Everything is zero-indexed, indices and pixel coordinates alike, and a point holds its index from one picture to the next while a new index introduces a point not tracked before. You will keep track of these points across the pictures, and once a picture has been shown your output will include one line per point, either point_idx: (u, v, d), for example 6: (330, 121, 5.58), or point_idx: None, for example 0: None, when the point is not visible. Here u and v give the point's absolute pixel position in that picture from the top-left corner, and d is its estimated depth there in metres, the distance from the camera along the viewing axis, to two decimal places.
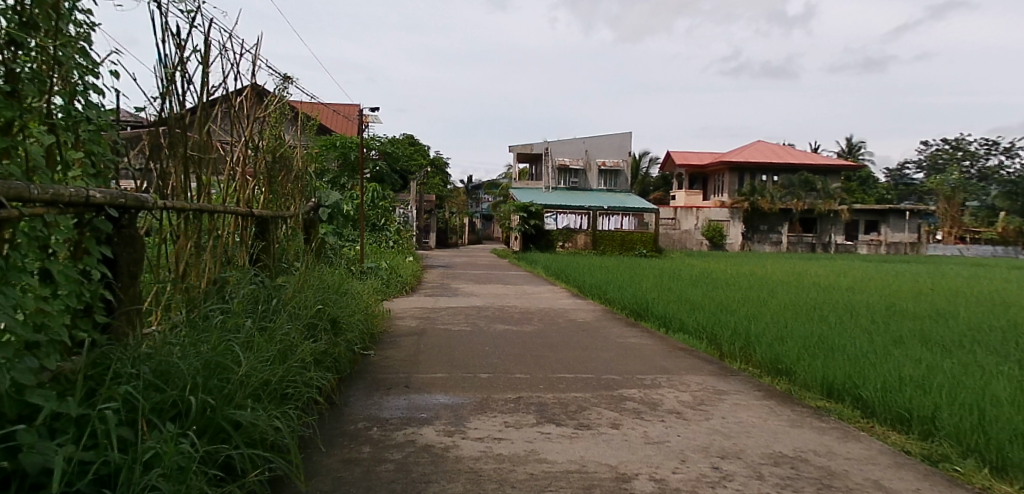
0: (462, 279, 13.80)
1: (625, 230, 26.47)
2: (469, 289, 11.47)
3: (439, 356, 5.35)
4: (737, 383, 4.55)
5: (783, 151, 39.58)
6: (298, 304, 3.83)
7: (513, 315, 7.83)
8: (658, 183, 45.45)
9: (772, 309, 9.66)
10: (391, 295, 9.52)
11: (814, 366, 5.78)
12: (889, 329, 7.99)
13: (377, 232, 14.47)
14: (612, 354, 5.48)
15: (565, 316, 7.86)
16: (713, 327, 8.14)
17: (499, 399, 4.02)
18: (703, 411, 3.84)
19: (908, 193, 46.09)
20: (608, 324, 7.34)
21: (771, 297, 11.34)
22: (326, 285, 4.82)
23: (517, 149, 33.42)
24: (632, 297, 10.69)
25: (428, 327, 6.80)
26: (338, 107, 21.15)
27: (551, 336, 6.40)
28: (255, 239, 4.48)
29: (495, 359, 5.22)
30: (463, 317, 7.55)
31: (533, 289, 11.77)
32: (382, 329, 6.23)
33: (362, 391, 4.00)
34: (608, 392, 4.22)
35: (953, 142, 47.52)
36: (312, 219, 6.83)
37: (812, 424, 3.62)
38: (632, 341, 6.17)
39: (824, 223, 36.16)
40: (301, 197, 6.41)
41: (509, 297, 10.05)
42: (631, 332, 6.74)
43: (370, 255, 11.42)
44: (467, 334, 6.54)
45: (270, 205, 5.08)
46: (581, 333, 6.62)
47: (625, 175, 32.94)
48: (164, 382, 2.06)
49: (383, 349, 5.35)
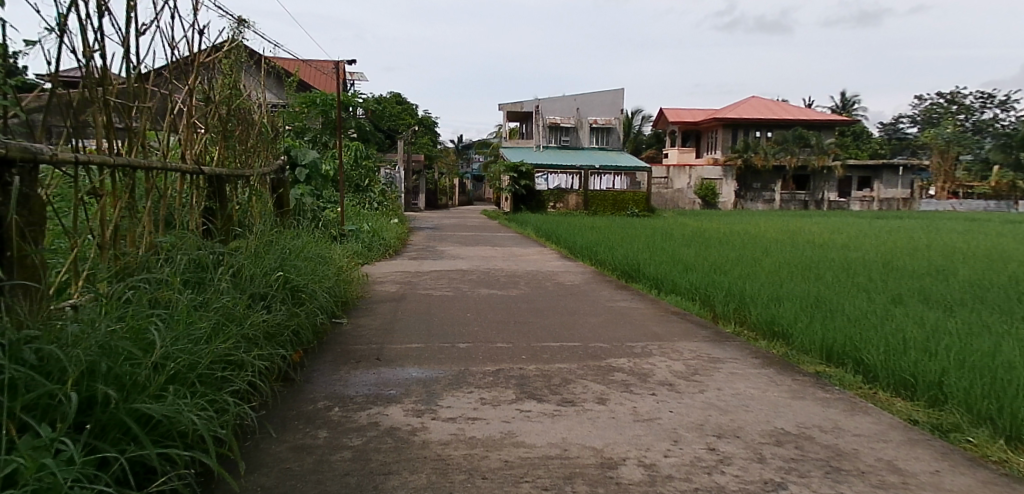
0: (450, 241, 13.43)
1: (616, 190, 26.10)
2: (455, 251, 11.12)
3: (417, 324, 5.03)
4: (733, 349, 4.26)
5: (778, 107, 38.98)
6: (250, 269, 3.50)
7: (499, 279, 7.50)
8: (650, 141, 44.80)
9: (768, 268, 9.41)
10: (373, 259, 9.16)
11: (812, 328, 5.53)
12: (888, 287, 7.74)
13: (361, 193, 14.05)
14: (600, 320, 5.17)
15: (553, 280, 7.55)
16: (707, 287, 7.87)
17: (477, 372, 3.71)
18: (697, 382, 3.55)
19: (902, 148, 45.75)
20: (597, 287, 7.03)
21: (767, 256, 11.07)
22: (291, 248, 4.48)
23: (506, 107, 32.66)
24: (625, 258, 10.40)
25: (408, 293, 6.48)
26: (319, 63, 20.42)
27: (536, 301, 6.10)
28: (207, 199, 4.13)
29: (476, 327, 4.91)
30: (446, 282, 7.22)
31: (522, 251, 11.43)
32: (359, 296, 5.90)
33: (327, 365, 3.69)
34: (595, 363, 3.92)
35: (948, 96, 46.95)
36: (281, 176, 6.42)
37: (814, 395, 3.33)
38: (621, 304, 5.88)
39: (817, 181, 35.89)
40: (267, 155, 6.00)
41: (497, 260, 9.71)
42: (621, 295, 6.44)
43: (352, 218, 11.02)
44: (448, 299, 6.23)
45: (227, 162, 4.69)
46: (569, 297, 6.32)
47: (617, 132, 32.32)
48: (53, 372, 1.73)
49: (358, 318, 5.03)
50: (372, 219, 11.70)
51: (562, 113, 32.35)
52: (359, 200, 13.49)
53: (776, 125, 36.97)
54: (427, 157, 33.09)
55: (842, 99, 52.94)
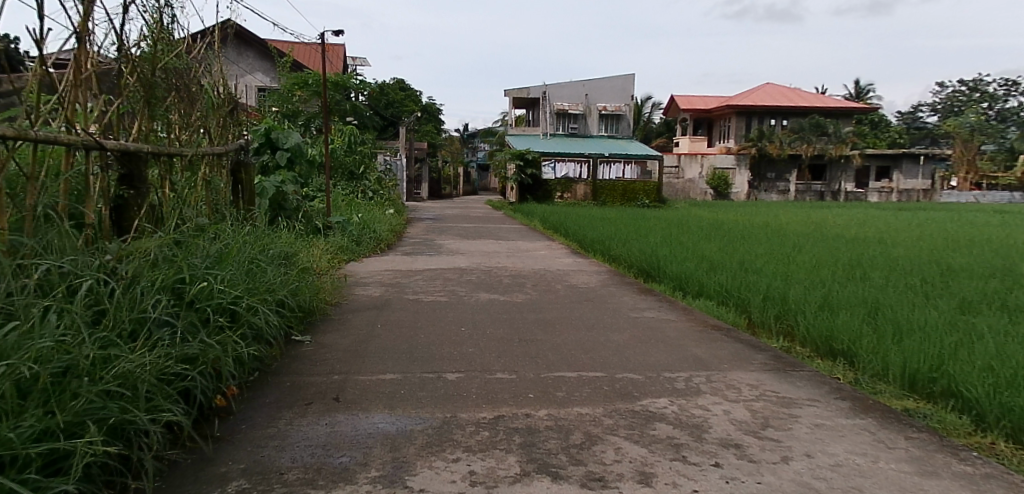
0: (451, 233, 12.43)
1: (626, 180, 25.01)
2: (456, 245, 10.12)
3: (396, 342, 4.02)
4: (807, 384, 3.23)
5: (793, 95, 37.64)
6: (146, 283, 2.53)
7: (501, 280, 6.48)
8: (661, 129, 43.54)
9: (805, 267, 8.39)
10: (361, 255, 8.18)
11: (882, 347, 4.51)
12: (952, 291, 6.70)
13: (355, 182, 13.08)
14: (625, 338, 4.17)
15: (565, 281, 6.54)
16: (742, 290, 6.86)
17: (466, 422, 2.70)
18: (774, 442, 2.53)
19: (922, 138, 44.38)
20: (616, 290, 6.02)
21: (799, 253, 10.03)
22: (230, 250, 3.52)
23: (512, 94, 31.52)
24: (643, 253, 9.41)
25: (393, 298, 5.47)
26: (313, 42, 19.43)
27: (546, 310, 5.07)
28: (115, 184, 3.17)
29: (471, 347, 3.90)
30: (439, 284, 6.20)
31: (528, 245, 10.42)
32: (332, 304, 4.91)
33: (263, 415, 2.70)
34: (627, 406, 2.92)
35: (970, 83, 45.32)
36: (243, 159, 5.39)
37: (949, 471, 2.31)
38: (649, 315, 4.86)
39: (834, 171, 34.81)
40: (225, 135, 5.00)
41: (500, 256, 8.70)
42: (646, 301, 5.42)
43: (341, 208, 10.03)
44: (440, 307, 5.21)
45: (154, 140, 3.73)
46: (583, 305, 5.30)
47: (628, 119, 31.14)
48: None
49: (324, 335, 4.04)
50: (364, 209, 10.73)
51: (570, 99, 31.19)
52: (351, 189, 12.51)
53: (792, 113, 35.70)
54: (431, 145, 32.08)
55: (857, 87, 51.47)
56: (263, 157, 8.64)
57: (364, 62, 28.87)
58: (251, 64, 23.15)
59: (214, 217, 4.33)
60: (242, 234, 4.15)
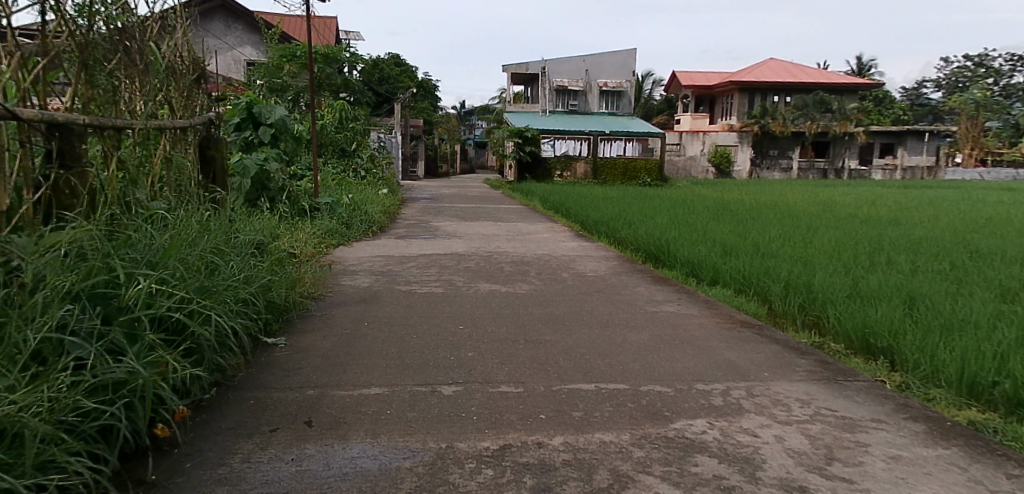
0: (447, 214, 11.89)
1: (627, 157, 24.41)
2: (452, 227, 9.60)
3: (384, 344, 3.50)
4: (867, 400, 2.72)
5: (798, 70, 36.85)
6: (55, 291, 2.01)
7: (502, 268, 5.96)
8: (662, 106, 42.74)
9: (825, 251, 7.89)
10: (351, 239, 7.65)
11: (929, 342, 4.03)
12: (987, 277, 6.23)
13: (346, 160, 12.52)
14: (645, 338, 3.67)
15: (571, 268, 6.04)
16: (761, 276, 6.37)
17: (464, 457, 2.20)
18: (849, 485, 2.03)
19: (926, 114, 43.67)
20: (627, 279, 5.53)
21: (815, 235, 9.52)
22: (185, 241, 3.00)
23: (510, 69, 30.69)
24: (650, 236, 8.90)
25: (383, 289, 4.95)
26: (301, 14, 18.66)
27: (552, 304, 4.56)
28: (39, 164, 2.64)
29: (470, 351, 3.40)
30: (434, 273, 5.68)
31: (529, 227, 9.90)
32: (313, 298, 4.39)
33: (216, 448, 2.19)
34: (659, 431, 2.41)
35: (977, 59, 44.39)
36: (212, 133, 4.81)
37: None
38: (669, 310, 4.35)
39: (837, 147, 34.27)
40: (190, 106, 4.44)
41: (500, 239, 8.17)
42: (662, 292, 4.91)
43: (330, 188, 9.49)
44: (434, 300, 4.70)
45: (95, 110, 3.18)
46: (594, 297, 4.79)
47: (629, 96, 30.43)
48: None
49: (302, 337, 3.53)
50: (355, 189, 10.17)
51: (570, 75, 30.33)
52: (342, 167, 11.96)
53: (796, 90, 34.96)
54: (427, 122, 31.32)
55: (859, 62, 50.55)
56: (244, 133, 8.09)
57: (358, 36, 28.04)
58: (239, 37, 22.40)
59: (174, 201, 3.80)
60: (205, 221, 3.61)
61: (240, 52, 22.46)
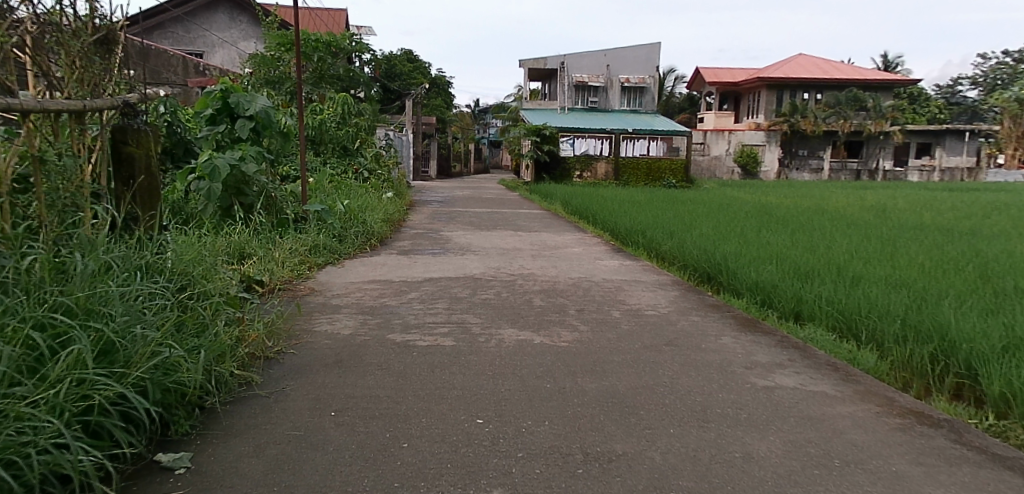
0: (460, 221, 10.49)
1: (651, 157, 22.92)
2: (466, 238, 8.21)
3: (352, 467, 2.08)
4: None
5: (829, 66, 35.08)
6: None
7: (531, 302, 4.53)
8: (684, 105, 41.15)
9: (925, 273, 6.37)
10: (343, 256, 6.32)
11: None
12: None
13: (348, 159, 11.18)
14: (782, 457, 2.23)
15: (622, 302, 4.62)
16: (865, 311, 4.90)
17: None
18: None
19: (963, 112, 41.51)
20: (700, 321, 4.10)
21: (897, 250, 7.97)
22: None
23: (527, 64, 29.12)
24: (701, 250, 7.49)
25: (370, 340, 3.54)
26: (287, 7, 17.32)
27: (612, 370, 3.13)
28: None
29: (496, 487, 1.99)
30: (442, 310, 4.26)
31: (555, 239, 8.48)
32: (261, 363, 2.99)
33: None
34: None
35: (1016, 54, 42.05)
36: (134, 123, 3.42)
37: None
38: (791, 388, 2.90)
39: (870, 147, 32.49)
40: (91, 82, 3.05)
41: (523, 256, 6.78)
42: (764, 350, 3.45)
43: (326, 192, 8.14)
44: (440, 359, 3.28)
45: None
46: (669, 358, 3.34)
47: (652, 92, 28.89)
48: None
49: (220, 457, 2.11)
50: (355, 194, 8.82)
51: (590, 71, 28.76)
52: (343, 166, 10.61)
53: (827, 86, 33.17)
54: (440, 120, 29.88)
55: (886, 60, 48.52)
56: (219, 127, 6.75)
57: (368, 31, 26.80)
58: (243, 31, 21.17)
59: (20, 230, 2.43)
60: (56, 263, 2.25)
61: (244, 47, 21.26)
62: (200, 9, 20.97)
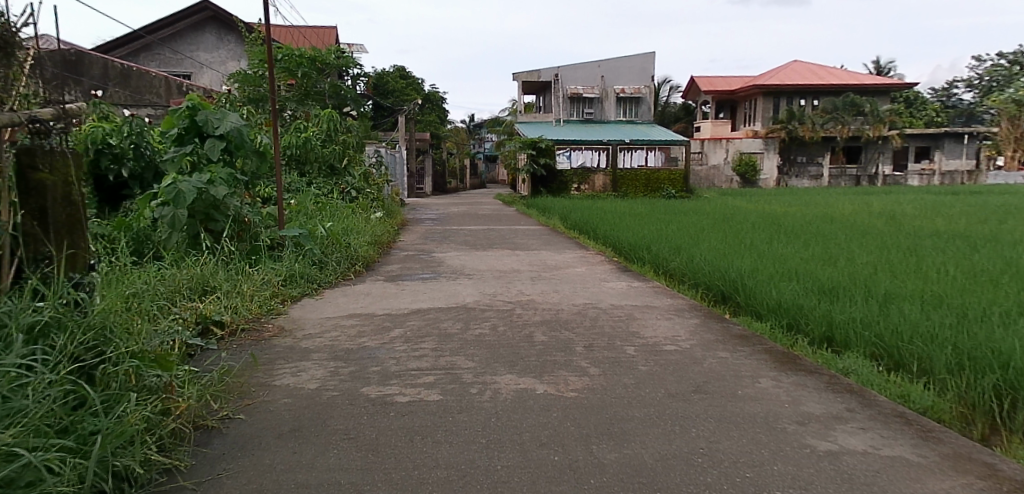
0: (454, 240, 9.89)
1: (649, 168, 22.33)
2: (459, 260, 7.61)
3: None
4: None
5: (824, 72, 34.73)
6: None
7: (531, 338, 3.93)
8: (680, 114, 40.77)
9: (962, 287, 5.75)
10: (322, 285, 5.73)
11: None
12: None
13: (334, 178, 10.56)
14: None
15: (636, 335, 4.02)
16: (908, 334, 4.30)
17: None
18: None
19: (960, 114, 41.10)
20: (729, 358, 3.50)
21: (922, 261, 7.39)
22: None
23: (521, 77, 28.69)
24: (713, 266, 6.90)
25: (339, 396, 2.94)
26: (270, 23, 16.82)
27: (634, 432, 2.53)
28: None
29: None
30: (428, 353, 3.65)
31: (555, 259, 7.89)
32: (195, 438, 2.40)
33: None
34: None
35: (1012, 56, 41.68)
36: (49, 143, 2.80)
37: None
38: (862, 454, 2.31)
39: (870, 152, 31.98)
40: None
41: (521, 279, 6.18)
42: (815, 398, 2.87)
43: (307, 215, 7.56)
44: (422, 420, 2.68)
45: None
46: (702, 411, 2.74)
47: (648, 102, 28.44)
48: None
49: None
50: (340, 215, 8.23)
51: (584, 82, 28.26)
52: (329, 187, 10.00)
53: (824, 92, 32.78)
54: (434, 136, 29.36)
55: (880, 66, 48.32)
56: (186, 149, 6.17)
57: (359, 48, 26.50)
58: (231, 51, 20.68)
59: None
60: None
61: (232, 67, 20.78)
62: (189, 30, 20.58)
